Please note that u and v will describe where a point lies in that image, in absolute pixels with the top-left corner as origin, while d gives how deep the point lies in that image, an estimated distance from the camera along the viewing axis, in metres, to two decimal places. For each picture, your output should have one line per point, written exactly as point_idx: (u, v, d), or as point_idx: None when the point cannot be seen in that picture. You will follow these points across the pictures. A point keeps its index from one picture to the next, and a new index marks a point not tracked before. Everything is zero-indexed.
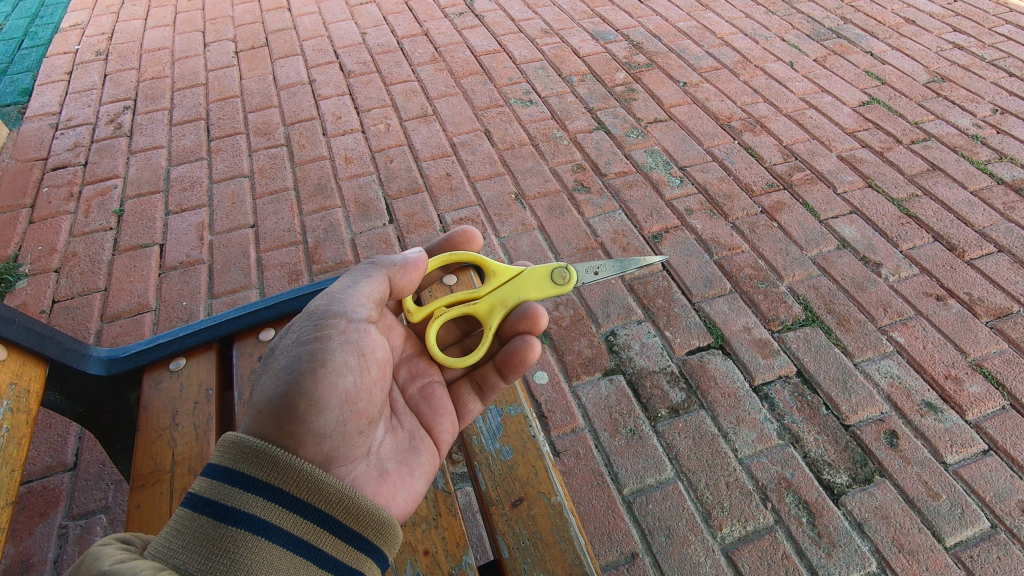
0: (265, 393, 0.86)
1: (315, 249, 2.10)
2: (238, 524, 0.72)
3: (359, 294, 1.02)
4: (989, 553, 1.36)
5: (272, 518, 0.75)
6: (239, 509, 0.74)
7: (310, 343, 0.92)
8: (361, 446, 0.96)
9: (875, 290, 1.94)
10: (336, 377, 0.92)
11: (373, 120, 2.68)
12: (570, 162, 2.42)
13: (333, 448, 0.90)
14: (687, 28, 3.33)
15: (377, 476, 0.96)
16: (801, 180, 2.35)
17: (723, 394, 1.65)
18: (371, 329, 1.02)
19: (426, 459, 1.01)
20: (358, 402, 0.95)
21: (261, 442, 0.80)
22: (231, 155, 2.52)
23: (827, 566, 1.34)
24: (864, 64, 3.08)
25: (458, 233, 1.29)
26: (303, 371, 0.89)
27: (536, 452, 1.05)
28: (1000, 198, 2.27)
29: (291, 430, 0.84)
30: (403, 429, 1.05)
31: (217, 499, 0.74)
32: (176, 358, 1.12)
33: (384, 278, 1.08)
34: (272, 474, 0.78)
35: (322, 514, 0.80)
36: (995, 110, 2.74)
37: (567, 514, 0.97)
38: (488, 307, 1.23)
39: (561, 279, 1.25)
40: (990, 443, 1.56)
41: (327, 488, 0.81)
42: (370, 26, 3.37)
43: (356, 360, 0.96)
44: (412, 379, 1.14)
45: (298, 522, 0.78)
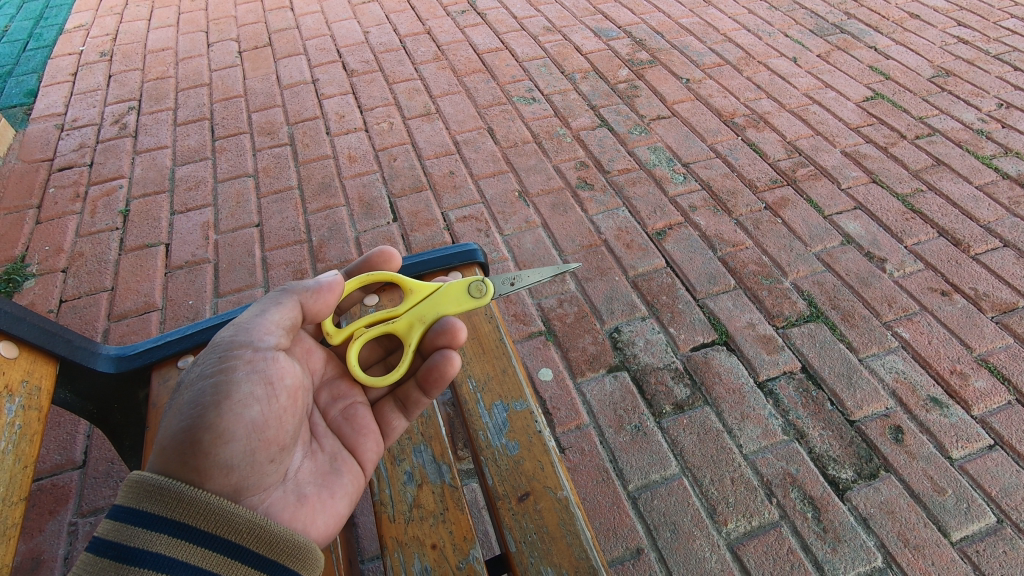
0: (166, 430, 0.82)
1: (320, 248, 2.11)
2: (139, 564, 0.71)
3: (268, 321, 0.96)
4: (996, 547, 1.36)
5: (177, 555, 0.73)
6: (141, 549, 0.72)
7: (213, 377, 0.87)
8: (275, 473, 0.92)
9: (880, 286, 1.93)
10: (241, 409, 0.87)
11: (376, 119, 2.68)
12: (573, 160, 2.42)
13: (243, 478, 0.87)
14: (690, 25, 3.33)
15: (295, 500, 0.93)
16: (805, 176, 2.35)
17: (728, 390, 1.65)
18: (281, 356, 0.96)
19: (348, 480, 1.00)
20: (267, 429, 0.90)
21: (163, 478, 0.77)
22: (235, 155, 2.54)
23: (833, 561, 1.35)
24: (868, 59, 3.07)
25: (374, 254, 1.22)
26: (206, 407, 0.84)
27: (541, 448, 1.05)
28: (1005, 193, 2.26)
29: (198, 464, 0.81)
30: (323, 452, 1.02)
31: (119, 540, 0.72)
32: (184, 355, 1.12)
33: (297, 302, 1.01)
34: (175, 510, 0.75)
35: (234, 546, 0.77)
36: (1000, 105, 2.73)
37: (573, 509, 0.97)
38: (407, 325, 1.16)
39: (477, 292, 1.15)
40: (995, 438, 1.56)
41: (235, 519, 0.79)
42: (372, 24, 3.38)
43: (264, 390, 0.91)
44: (335, 402, 1.09)
45: (207, 555, 0.75)
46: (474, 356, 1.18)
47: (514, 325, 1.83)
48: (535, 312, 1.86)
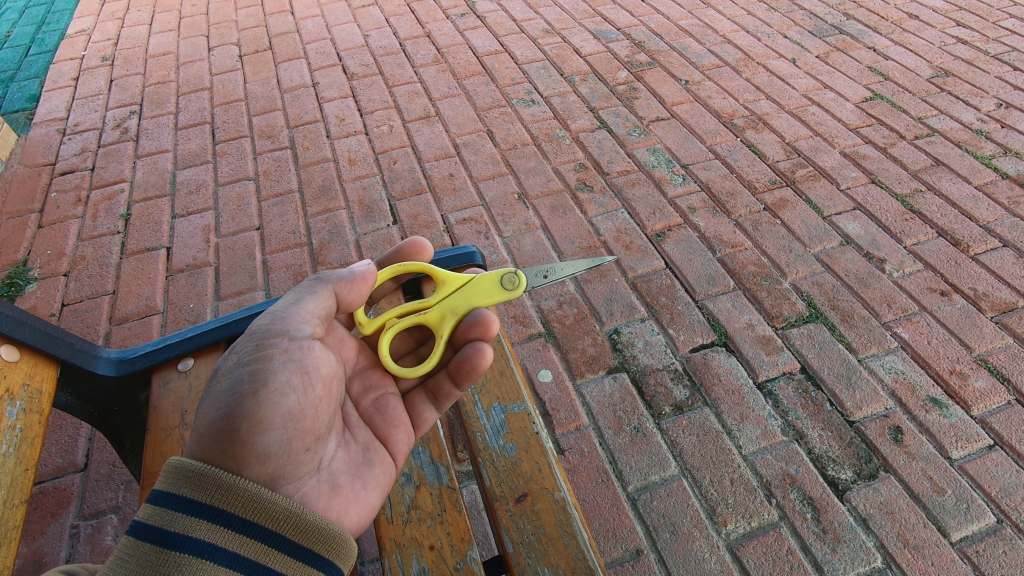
0: (206, 417, 0.85)
1: (320, 250, 2.12)
2: (180, 549, 0.73)
3: (303, 311, 1.00)
4: (995, 547, 1.36)
5: (215, 541, 0.75)
6: (181, 535, 0.74)
7: (251, 365, 0.91)
8: (310, 462, 0.95)
9: (879, 286, 1.94)
10: (278, 398, 0.90)
11: (376, 122, 2.70)
12: (572, 161, 2.43)
13: (280, 467, 0.89)
14: (689, 26, 3.33)
15: (328, 490, 0.95)
16: (804, 177, 2.35)
17: (727, 391, 1.65)
18: (315, 346, 1.00)
19: (379, 471, 1.00)
20: (303, 419, 0.93)
21: (203, 465, 0.79)
22: (236, 158, 2.55)
23: (832, 562, 1.35)
24: (867, 60, 3.07)
25: (408, 244, 1.25)
26: (243, 394, 0.88)
27: (539, 449, 1.05)
28: (1004, 192, 2.27)
29: (234, 452, 0.83)
30: (356, 442, 1.04)
31: (160, 525, 0.74)
32: (185, 358, 1.13)
33: (331, 292, 1.05)
34: (214, 497, 0.78)
35: (270, 534, 0.79)
36: (999, 104, 2.73)
37: (570, 510, 0.98)
38: (440, 316, 1.18)
39: (510, 284, 1.18)
40: (995, 438, 1.56)
41: (272, 507, 0.81)
42: (372, 28, 3.39)
43: (299, 379, 0.95)
44: (366, 392, 1.12)
45: (245, 542, 0.77)
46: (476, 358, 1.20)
47: (514, 327, 1.83)
48: (535, 313, 1.87)
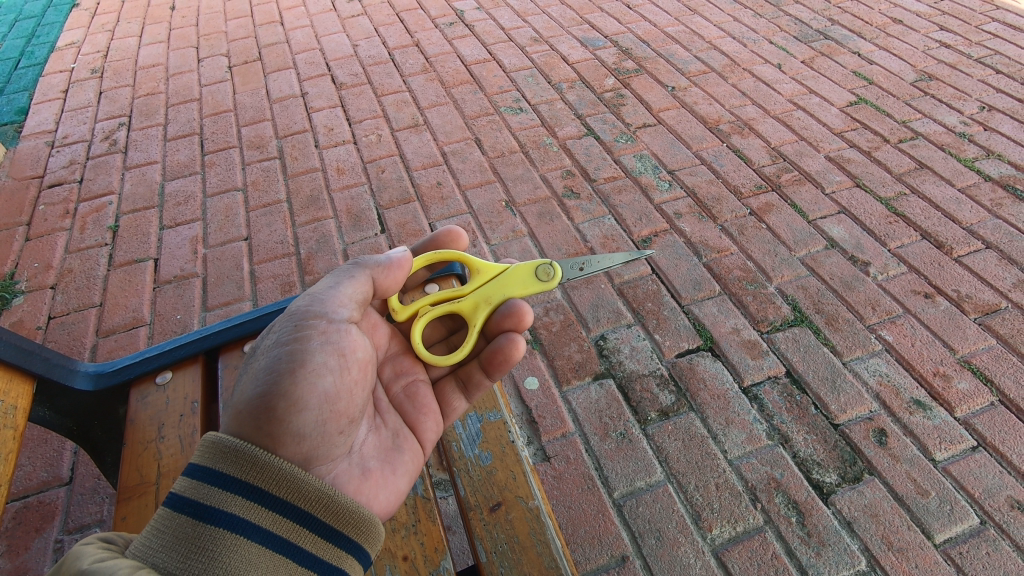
0: (246, 395, 0.89)
1: (308, 260, 2.12)
2: (216, 522, 0.75)
3: (342, 295, 1.05)
4: (978, 549, 1.37)
5: (250, 516, 0.78)
6: (217, 508, 0.76)
7: (290, 344, 0.95)
8: (342, 445, 0.98)
9: (863, 290, 1.95)
10: (315, 378, 0.94)
11: (364, 131, 2.71)
12: (559, 169, 2.44)
13: (313, 448, 0.92)
14: (675, 33, 3.36)
15: (359, 474, 0.98)
16: (790, 181, 2.37)
17: (712, 396, 1.66)
18: (352, 329, 1.04)
19: (408, 457, 1.03)
20: (338, 402, 0.97)
21: (239, 443, 0.82)
22: (225, 169, 2.55)
23: (816, 566, 1.35)
24: (851, 64, 3.10)
25: (444, 233, 1.35)
26: (281, 372, 0.91)
27: (514, 457, 1.06)
28: (987, 195, 2.29)
29: (271, 431, 0.86)
30: (386, 428, 1.08)
31: (197, 499, 0.76)
32: (163, 371, 1.14)
33: (368, 278, 1.11)
34: (251, 473, 0.81)
35: (301, 512, 0.83)
36: (982, 107, 2.76)
37: (544, 518, 0.98)
38: (472, 305, 1.29)
39: (545, 276, 1.33)
40: (978, 439, 1.57)
41: (304, 487, 0.84)
42: (361, 38, 3.41)
43: (336, 360, 0.98)
44: (396, 377, 1.18)
45: (277, 521, 0.80)
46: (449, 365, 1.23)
47: None
48: None
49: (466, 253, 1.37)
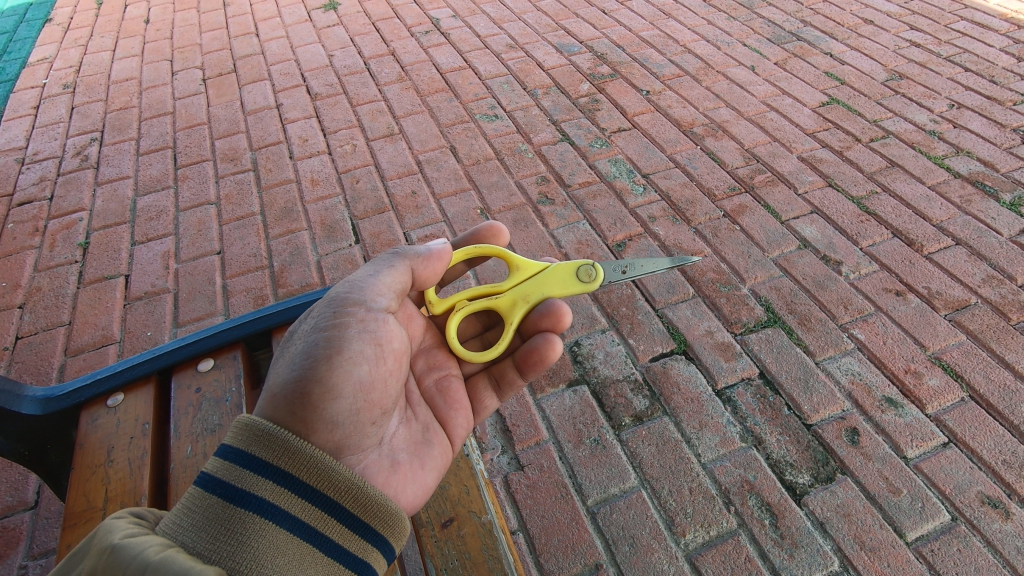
0: (287, 380, 1.05)
1: (281, 273, 2.10)
2: (247, 508, 0.87)
3: (380, 286, 1.23)
4: (950, 546, 1.37)
5: (277, 500, 0.91)
6: (249, 493, 0.89)
7: (331, 330, 1.12)
8: (374, 433, 1.15)
9: (835, 289, 1.96)
10: (351, 365, 1.11)
11: (339, 142, 2.70)
12: (534, 175, 2.45)
13: (345, 437, 1.08)
14: (650, 37, 3.38)
15: (388, 464, 1.16)
16: (763, 183, 2.38)
17: (686, 400, 1.66)
18: (388, 320, 1.22)
19: (439, 452, 1.24)
20: (371, 391, 1.14)
21: (274, 431, 0.96)
22: (198, 183, 2.53)
23: (790, 568, 1.35)
24: (823, 65, 3.13)
25: (488, 231, 1.53)
26: (320, 357, 1.08)
27: (468, 477, 1.27)
28: (957, 191, 2.31)
29: (305, 417, 1.01)
30: (417, 421, 1.29)
31: (231, 482, 0.89)
32: (114, 394, 1.24)
33: (407, 268, 1.29)
34: (281, 460, 0.94)
35: (326, 500, 0.96)
36: (951, 105, 2.79)
37: (494, 534, 1.16)
38: (511, 302, 1.47)
39: (586, 277, 1.48)
40: (950, 435, 1.57)
41: (328, 475, 0.97)
42: (337, 48, 3.40)
43: (372, 349, 1.16)
44: (429, 371, 1.40)
45: (305, 508, 0.93)
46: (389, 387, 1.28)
47: None
48: None
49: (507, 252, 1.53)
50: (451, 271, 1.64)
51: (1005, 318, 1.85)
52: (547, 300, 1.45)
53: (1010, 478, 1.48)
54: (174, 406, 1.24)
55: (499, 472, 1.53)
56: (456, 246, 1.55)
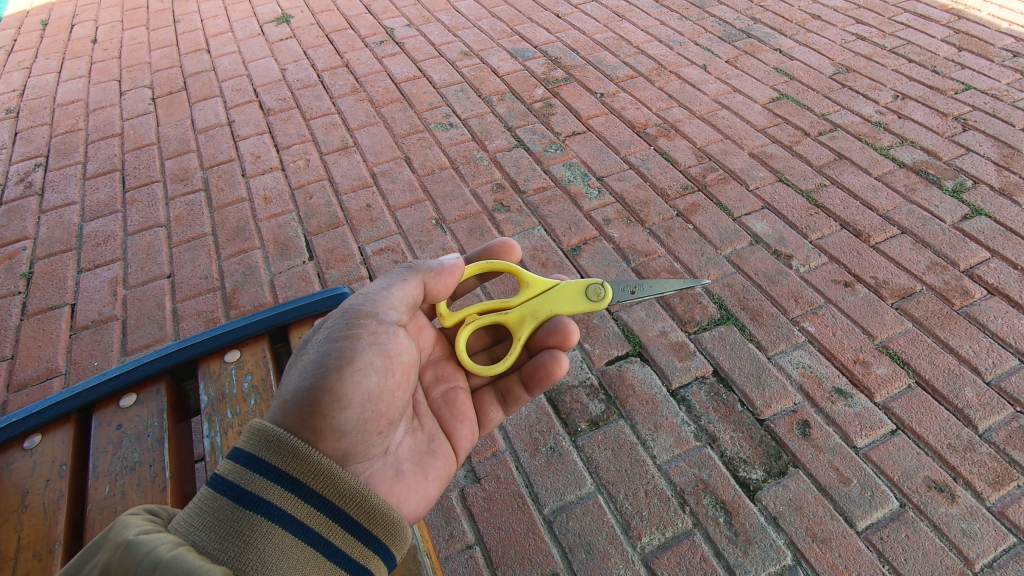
0: (296, 389, 1.02)
1: (233, 294, 2.07)
2: (255, 510, 0.86)
3: (392, 297, 1.20)
4: (898, 532, 1.40)
5: (285, 505, 0.90)
6: (258, 496, 0.88)
7: (341, 341, 1.09)
8: (379, 444, 1.14)
9: (786, 283, 1.99)
10: (361, 377, 1.08)
11: (292, 157, 2.66)
12: (489, 182, 2.44)
13: (352, 446, 1.07)
14: (604, 40, 3.41)
15: (392, 475, 1.16)
16: (715, 180, 2.41)
17: (641, 402, 1.67)
18: (399, 331, 1.18)
19: (441, 465, 1.24)
20: (380, 402, 1.12)
21: (285, 436, 0.95)
22: (147, 205, 2.48)
23: (744, 565, 1.36)
24: (773, 61, 3.19)
25: (499, 246, 1.54)
26: (330, 367, 1.05)
27: None
28: (901, 181, 2.37)
29: (314, 425, 1.00)
30: (423, 432, 1.28)
31: (239, 485, 0.88)
32: (30, 435, 1.11)
33: (420, 281, 1.27)
34: (289, 465, 0.93)
35: (333, 508, 0.95)
36: (896, 96, 2.86)
37: (420, 558, 1.13)
38: (519, 318, 1.49)
39: (595, 295, 1.51)
40: (897, 423, 1.61)
41: (336, 483, 0.96)
42: (290, 61, 3.37)
43: (382, 361, 1.13)
44: (437, 382, 1.40)
45: (313, 514, 0.92)
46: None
47: None
48: None
49: (517, 267, 1.54)
50: (462, 284, 1.64)
51: (949, 303, 1.90)
52: (556, 317, 1.46)
53: (955, 462, 1.51)
54: (95, 446, 1.09)
55: (456, 486, 1.52)
56: (469, 260, 1.55)
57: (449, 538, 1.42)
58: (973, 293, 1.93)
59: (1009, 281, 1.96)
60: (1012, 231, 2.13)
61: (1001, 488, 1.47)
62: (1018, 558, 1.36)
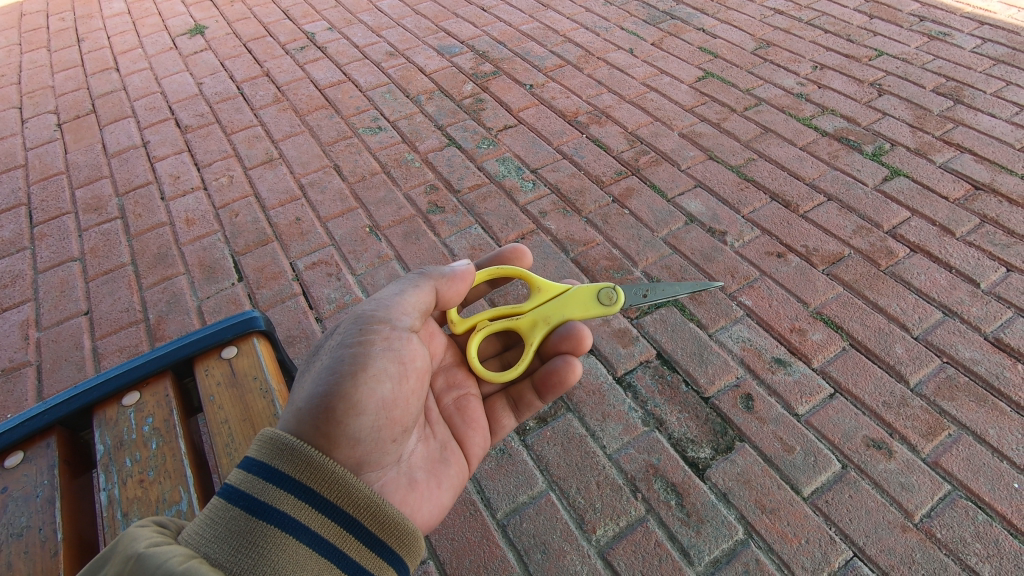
0: (310, 397, 0.97)
1: (158, 325, 1.96)
2: (268, 520, 0.82)
3: (404, 304, 1.17)
4: (841, 493, 1.43)
5: (298, 515, 0.85)
6: (271, 507, 0.83)
7: (354, 348, 1.05)
8: (393, 453, 1.10)
9: (722, 259, 2.01)
10: (375, 384, 1.03)
11: (214, 175, 2.54)
12: (422, 184, 2.39)
13: (365, 455, 1.02)
14: (530, 30, 3.38)
15: (406, 483, 1.12)
16: (647, 164, 2.42)
17: (588, 393, 1.66)
18: (411, 338, 1.15)
19: (453, 472, 1.22)
20: (394, 409, 1.07)
21: (299, 444, 0.90)
22: (58, 239, 2.33)
23: (697, 545, 1.36)
24: (697, 41, 3.23)
25: (510, 251, 1.50)
26: (344, 374, 1.01)
27: None
28: (824, 149, 2.43)
29: (328, 432, 0.95)
30: (435, 440, 1.25)
31: (253, 495, 0.83)
32: None
33: (432, 289, 1.24)
34: (303, 475, 0.88)
35: (347, 518, 0.90)
36: (815, 67, 2.93)
37: None
38: (531, 323, 1.43)
39: (607, 300, 1.43)
40: (834, 386, 1.64)
41: (351, 492, 0.91)
42: (206, 74, 3.21)
43: (396, 368, 1.08)
44: (448, 390, 1.36)
45: (326, 524, 0.87)
46: (242, 441, 0.97)
47: None
48: None
49: (529, 273, 1.49)
50: (473, 291, 1.59)
51: (875, 265, 1.96)
52: (569, 323, 1.40)
53: (890, 418, 1.56)
54: None
55: None
56: (479, 266, 1.51)
57: None
58: (897, 252, 1.99)
59: (929, 238, 2.03)
60: (929, 189, 2.22)
61: (934, 438, 1.52)
62: (953, 505, 1.40)
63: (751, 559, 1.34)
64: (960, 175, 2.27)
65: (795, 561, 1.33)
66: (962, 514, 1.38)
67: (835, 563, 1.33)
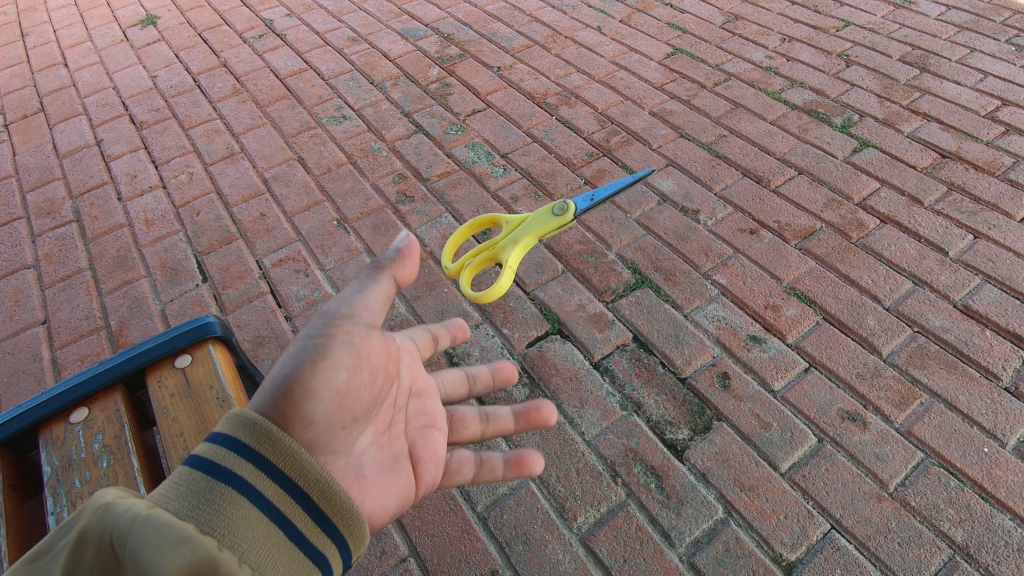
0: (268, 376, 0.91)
1: (120, 332, 1.89)
2: (226, 482, 0.79)
3: (366, 298, 1.00)
4: (818, 467, 1.44)
5: (256, 483, 0.81)
6: (230, 471, 0.80)
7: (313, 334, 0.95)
8: (343, 442, 1.01)
9: (696, 238, 2.00)
10: (331, 373, 0.94)
11: (173, 172, 2.45)
12: (390, 174, 2.33)
13: (317, 437, 0.94)
14: (496, 11, 3.30)
15: (354, 476, 1.04)
16: (618, 144, 2.39)
17: (565, 380, 1.64)
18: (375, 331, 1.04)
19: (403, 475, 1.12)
20: (347, 398, 0.99)
21: (263, 416, 0.86)
22: (11, 246, 2.23)
23: (678, 527, 1.36)
24: (665, 16, 3.18)
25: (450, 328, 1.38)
26: (303, 361, 0.93)
27: None
28: (794, 122, 2.42)
29: (285, 411, 0.89)
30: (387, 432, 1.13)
31: (215, 460, 0.80)
32: None
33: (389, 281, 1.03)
34: (263, 446, 0.84)
35: (302, 491, 0.85)
36: (783, 40, 2.91)
37: None
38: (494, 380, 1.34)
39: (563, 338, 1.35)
40: (809, 360, 1.65)
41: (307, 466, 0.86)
42: (160, 67, 3.08)
43: (353, 361, 0.99)
44: None
45: (280, 494, 0.83)
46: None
47: None
48: None
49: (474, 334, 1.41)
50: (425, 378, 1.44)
51: (846, 238, 1.96)
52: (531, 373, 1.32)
53: (864, 390, 1.57)
54: None
55: None
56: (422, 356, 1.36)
57: (381, 555, 1.36)
58: (868, 224, 2.00)
59: (899, 208, 2.04)
60: (897, 159, 2.23)
61: (907, 408, 1.53)
62: (927, 472, 1.41)
63: (732, 537, 1.34)
64: (927, 144, 2.28)
65: (775, 537, 1.33)
66: (936, 481, 1.40)
67: (813, 536, 1.33)
